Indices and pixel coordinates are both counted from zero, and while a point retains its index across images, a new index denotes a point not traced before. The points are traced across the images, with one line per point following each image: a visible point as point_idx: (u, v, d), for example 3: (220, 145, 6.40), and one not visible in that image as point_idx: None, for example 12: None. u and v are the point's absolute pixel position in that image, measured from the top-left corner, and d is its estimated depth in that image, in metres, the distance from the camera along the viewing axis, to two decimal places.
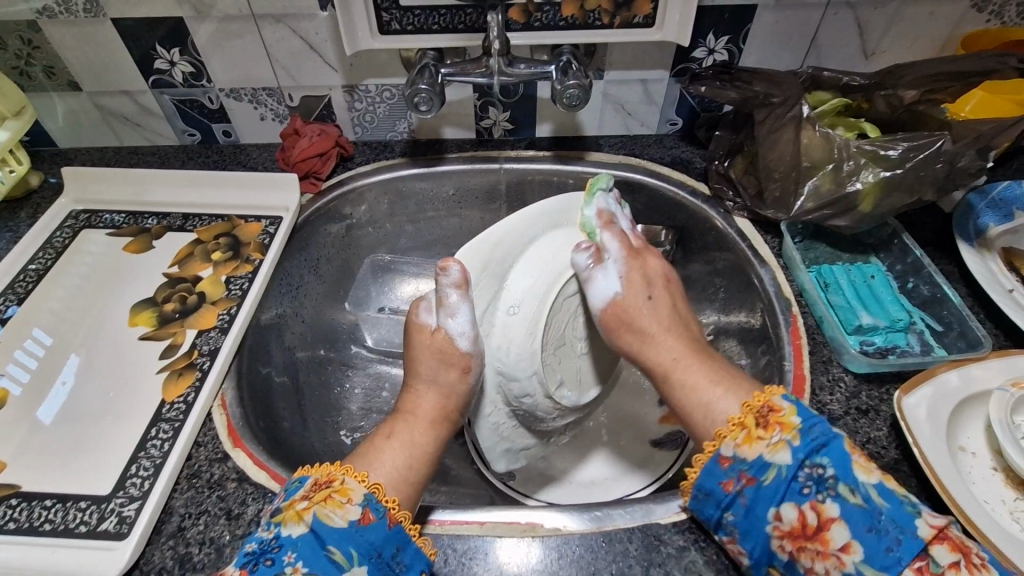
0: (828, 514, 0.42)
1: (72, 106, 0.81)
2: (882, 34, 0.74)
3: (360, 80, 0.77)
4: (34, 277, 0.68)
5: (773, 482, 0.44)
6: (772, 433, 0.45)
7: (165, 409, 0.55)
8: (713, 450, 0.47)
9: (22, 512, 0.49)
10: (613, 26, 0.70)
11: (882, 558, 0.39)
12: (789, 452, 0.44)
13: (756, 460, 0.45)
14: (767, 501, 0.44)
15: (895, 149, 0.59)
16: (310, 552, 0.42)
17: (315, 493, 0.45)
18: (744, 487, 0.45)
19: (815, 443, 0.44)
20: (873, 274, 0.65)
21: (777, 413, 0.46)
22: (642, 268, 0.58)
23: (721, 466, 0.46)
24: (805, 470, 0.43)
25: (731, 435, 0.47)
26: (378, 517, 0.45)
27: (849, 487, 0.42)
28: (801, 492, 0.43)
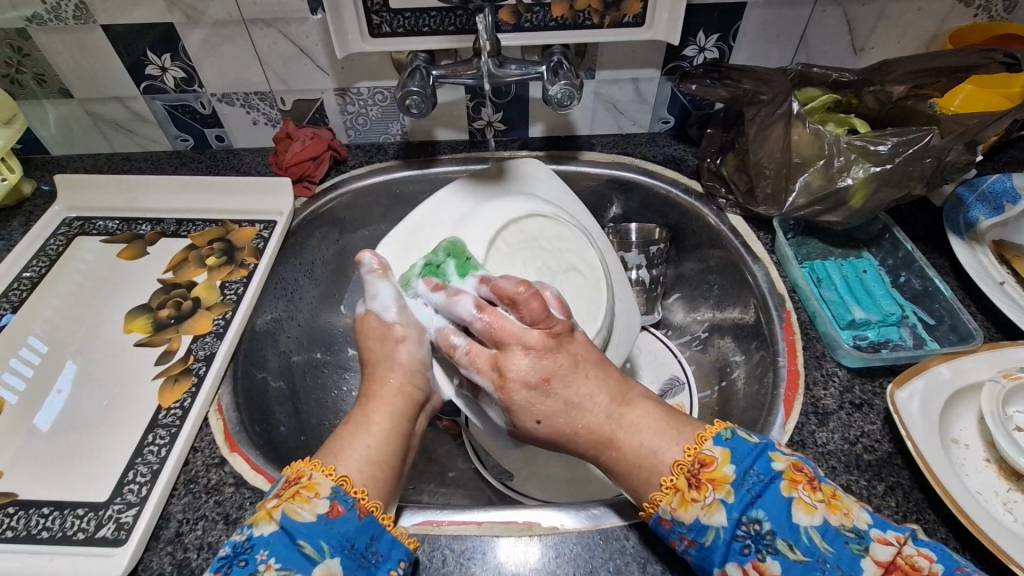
0: (770, 570, 0.41)
1: (64, 113, 0.81)
2: (870, 30, 0.75)
3: (351, 83, 0.78)
4: (28, 286, 0.68)
5: (713, 543, 0.42)
6: (705, 493, 0.43)
7: (162, 415, 0.55)
8: (652, 513, 0.45)
9: (20, 520, 0.49)
10: (603, 26, 0.71)
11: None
12: (724, 511, 0.42)
13: (693, 523, 0.43)
14: (711, 562, 0.43)
15: (885, 144, 0.59)
16: (281, 549, 0.42)
17: (284, 491, 0.45)
18: (689, 548, 0.44)
19: (749, 495, 0.43)
20: (865, 269, 0.65)
21: (708, 469, 0.44)
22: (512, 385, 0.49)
23: (663, 528, 0.45)
24: (743, 527, 0.42)
25: (664, 500, 0.44)
26: (347, 508, 0.45)
27: (791, 537, 0.41)
28: (743, 551, 0.42)
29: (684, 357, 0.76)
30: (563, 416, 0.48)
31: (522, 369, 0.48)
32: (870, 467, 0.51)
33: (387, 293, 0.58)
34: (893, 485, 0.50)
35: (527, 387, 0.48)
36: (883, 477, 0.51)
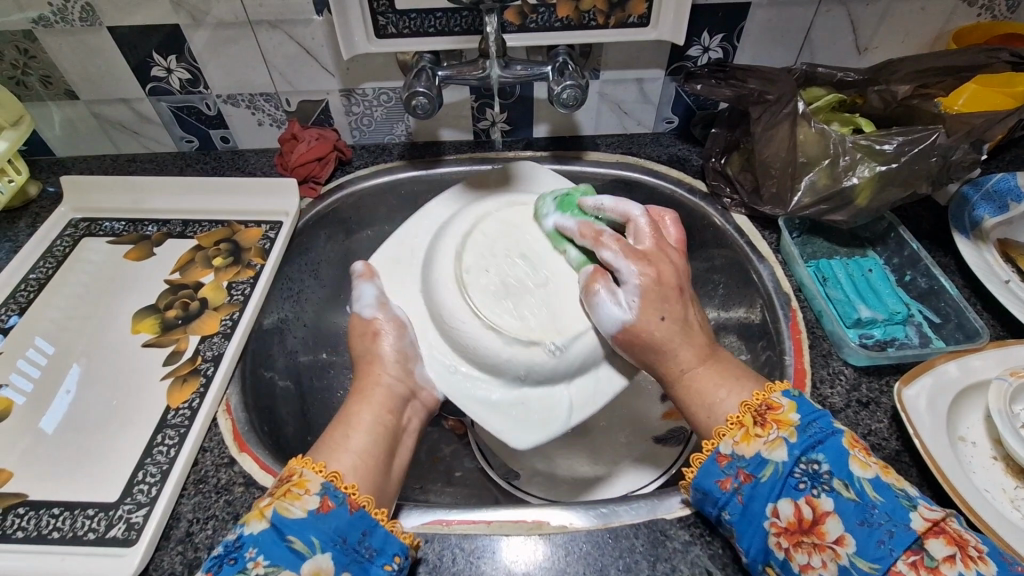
0: (824, 507, 0.42)
1: (69, 115, 0.81)
2: (874, 30, 0.75)
3: (357, 84, 0.78)
4: (35, 287, 0.68)
5: (769, 479, 0.44)
6: (769, 430, 0.46)
7: (171, 415, 0.56)
8: (711, 448, 0.47)
9: (31, 521, 0.49)
10: (608, 26, 0.71)
11: (878, 550, 0.40)
12: (786, 448, 0.45)
13: (753, 457, 0.45)
14: (762, 498, 0.44)
15: (891, 143, 0.59)
16: (270, 545, 0.42)
17: (276, 489, 0.45)
18: (741, 485, 0.45)
19: (812, 439, 0.45)
20: (871, 267, 0.65)
21: (775, 411, 0.47)
22: (657, 277, 0.53)
23: (718, 464, 0.47)
24: (801, 466, 0.44)
25: (729, 434, 0.47)
26: (338, 503, 0.45)
27: (846, 480, 0.43)
28: (798, 487, 0.43)
29: None
30: (681, 327, 0.53)
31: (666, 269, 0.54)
32: None
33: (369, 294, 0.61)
34: None
35: (664, 287, 0.53)
36: None
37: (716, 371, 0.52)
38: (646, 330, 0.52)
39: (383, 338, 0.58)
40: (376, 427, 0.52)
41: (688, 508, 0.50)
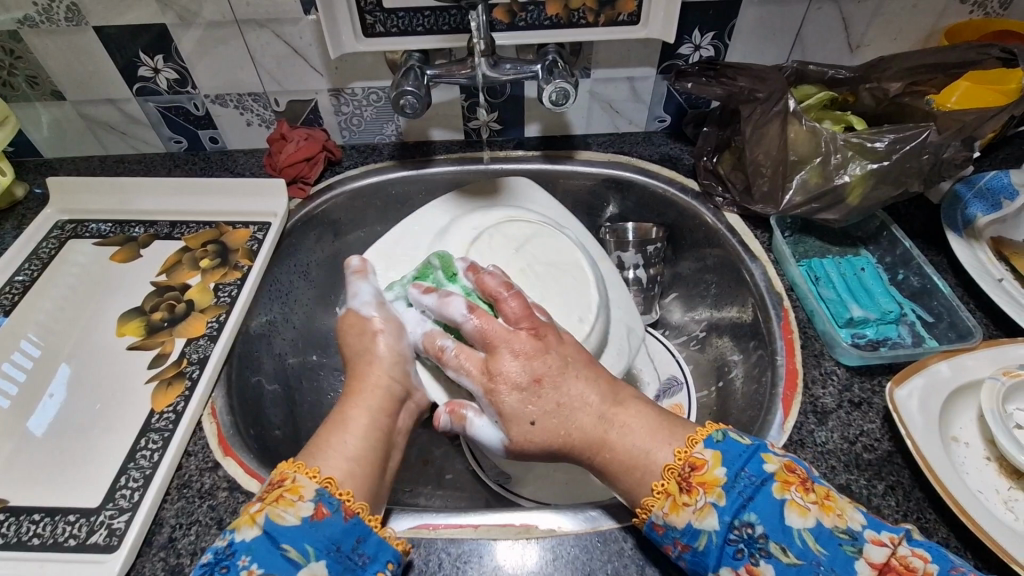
0: (764, 572, 0.40)
1: (56, 116, 0.80)
2: (865, 27, 0.75)
3: (346, 84, 0.77)
4: (19, 290, 0.67)
5: (706, 548, 0.42)
6: (695, 497, 0.43)
7: (154, 420, 0.55)
8: (645, 518, 0.45)
9: (10, 527, 0.48)
10: (598, 24, 0.70)
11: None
12: (716, 516, 0.42)
13: (686, 527, 0.43)
14: (705, 567, 0.42)
15: (882, 141, 0.59)
16: (263, 553, 0.41)
17: (266, 495, 0.45)
18: (682, 553, 0.44)
19: (742, 497, 0.42)
20: (863, 266, 0.64)
21: (698, 473, 0.44)
22: (497, 384, 0.49)
23: (656, 532, 0.45)
24: (735, 531, 0.42)
25: (657, 506, 0.44)
26: (332, 510, 0.44)
27: (785, 540, 0.41)
28: (736, 556, 0.41)
29: (682, 357, 0.76)
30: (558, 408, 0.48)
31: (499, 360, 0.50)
32: (869, 466, 0.51)
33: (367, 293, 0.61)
34: (893, 484, 0.50)
35: (517, 390, 0.49)
36: (882, 476, 0.50)
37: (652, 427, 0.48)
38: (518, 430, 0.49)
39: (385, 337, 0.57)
40: (368, 430, 0.51)
41: None
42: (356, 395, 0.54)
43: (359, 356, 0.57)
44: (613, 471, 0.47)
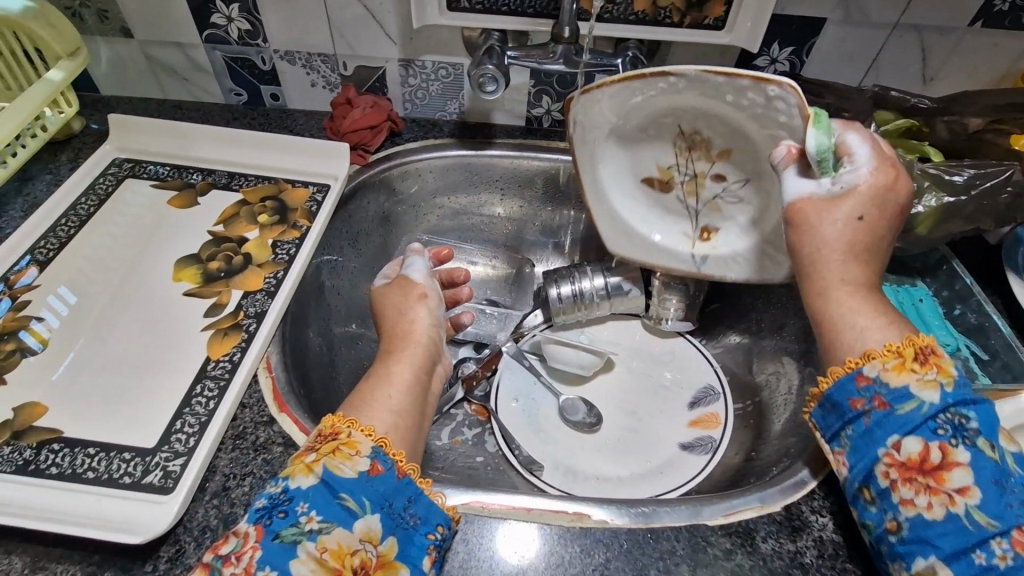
0: (958, 457, 0.40)
1: (120, 54, 0.79)
2: (943, 61, 0.75)
3: (417, 55, 0.77)
4: (76, 223, 0.67)
5: (909, 413, 0.41)
6: (928, 370, 0.42)
7: (210, 367, 0.55)
8: (853, 367, 0.44)
9: (65, 458, 0.48)
10: (682, 26, 0.70)
11: (1002, 511, 0.38)
12: (939, 392, 0.41)
13: (899, 389, 0.42)
14: (895, 428, 0.41)
15: (961, 175, 0.60)
16: (322, 502, 0.40)
17: (321, 445, 0.43)
18: (873, 410, 0.43)
19: (968, 395, 0.41)
20: (921, 298, 0.65)
21: (937, 358, 0.43)
22: (890, 184, 0.48)
23: (855, 385, 0.44)
24: (948, 414, 0.41)
25: (881, 358, 0.43)
26: (387, 467, 0.43)
27: (994, 444, 0.40)
28: (936, 431, 0.41)
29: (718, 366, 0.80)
30: (868, 238, 0.48)
31: (906, 187, 0.49)
32: None
33: (421, 263, 0.62)
34: None
35: (892, 197, 0.48)
36: None
37: (867, 301, 0.46)
38: (829, 215, 0.48)
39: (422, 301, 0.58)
40: (410, 385, 0.50)
41: (731, 516, 0.50)
42: (397, 352, 0.53)
43: (396, 317, 0.56)
44: (840, 301, 0.47)
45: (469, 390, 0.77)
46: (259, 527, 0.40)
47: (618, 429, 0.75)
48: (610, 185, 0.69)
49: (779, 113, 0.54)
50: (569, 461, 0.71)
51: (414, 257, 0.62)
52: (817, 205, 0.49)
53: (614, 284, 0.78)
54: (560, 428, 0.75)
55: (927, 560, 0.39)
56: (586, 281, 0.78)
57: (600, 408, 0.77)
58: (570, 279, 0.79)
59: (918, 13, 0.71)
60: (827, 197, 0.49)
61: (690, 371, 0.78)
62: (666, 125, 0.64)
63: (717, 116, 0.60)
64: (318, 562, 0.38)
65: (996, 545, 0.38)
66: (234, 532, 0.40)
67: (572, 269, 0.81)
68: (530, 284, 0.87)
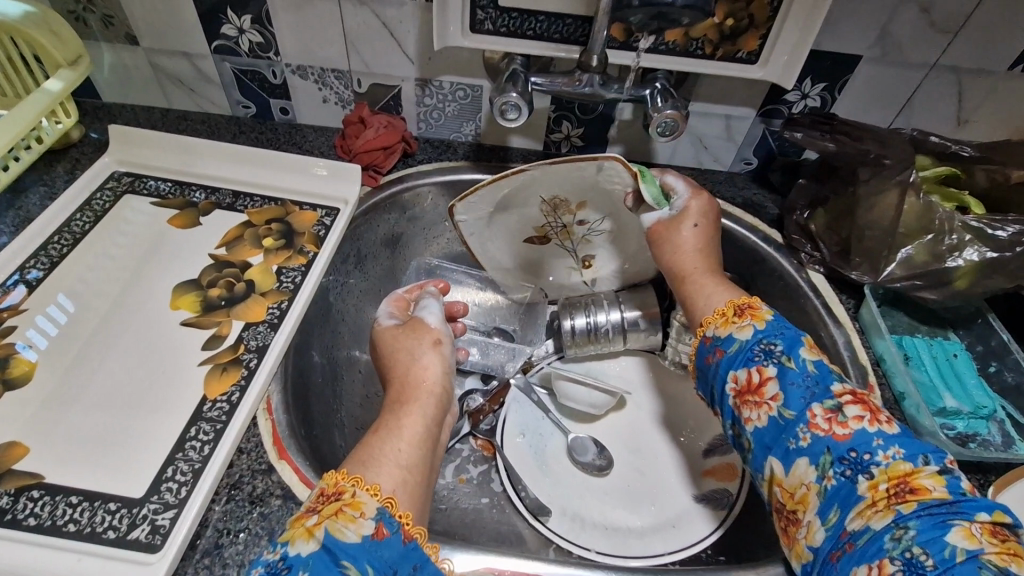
0: (768, 373, 0.49)
1: (124, 60, 0.76)
2: (979, 102, 0.72)
3: (435, 75, 0.74)
4: (69, 241, 0.63)
5: (737, 351, 0.51)
6: (744, 318, 0.52)
7: (207, 408, 0.51)
8: (702, 333, 0.55)
9: (45, 508, 0.44)
10: (714, 58, 0.67)
11: (799, 404, 0.47)
12: (752, 330, 0.51)
13: (727, 337, 0.52)
14: (729, 366, 0.51)
15: (1004, 230, 0.57)
16: (324, 570, 0.36)
17: (323, 506, 0.40)
18: (717, 359, 0.52)
19: (776, 328, 0.51)
20: (955, 352, 0.62)
21: (753, 308, 0.53)
22: (706, 203, 0.63)
23: (704, 344, 0.54)
24: (761, 345, 0.50)
25: (716, 321, 0.53)
26: (392, 531, 0.39)
27: (795, 357, 0.49)
28: (753, 359, 0.50)
29: None
30: (707, 241, 0.61)
31: (716, 201, 0.64)
32: None
33: (437, 307, 0.59)
34: None
35: (710, 211, 0.63)
36: None
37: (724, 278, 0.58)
38: (675, 229, 0.62)
39: (435, 348, 0.54)
40: (422, 438, 0.47)
41: None
42: (410, 403, 0.49)
43: (406, 364, 0.53)
44: (694, 284, 0.58)
45: (473, 423, 0.73)
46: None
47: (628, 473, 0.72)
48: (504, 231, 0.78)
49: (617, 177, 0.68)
50: (575, 506, 0.68)
51: (428, 300, 0.60)
52: (665, 227, 0.63)
53: (631, 317, 0.75)
54: (568, 469, 0.72)
55: (768, 463, 0.48)
56: (602, 314, 0.75)
57: (611, 451, 0.73)
58: (585, 310, 0.76)
59: (957, 54, 0.68)
60: (671, 218, 0.63)
61: (705, 418, 0.75)
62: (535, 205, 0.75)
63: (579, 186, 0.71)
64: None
65: (802, 432, 0.46)
66: None
67: (587, 301, 0.77)
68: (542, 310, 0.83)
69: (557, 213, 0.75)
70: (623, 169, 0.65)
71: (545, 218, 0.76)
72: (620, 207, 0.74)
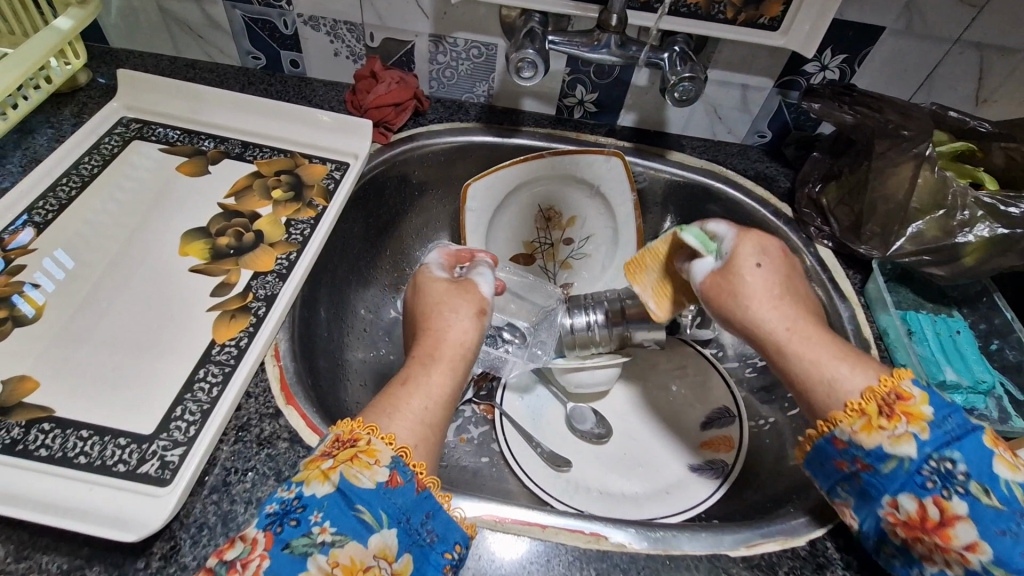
0: (955, 511, 0.41)
1: (133, 3, 0.74)
2: (1000, 82, 0.71)
3: (449, 32, 0.72)
4: (78, 184, 0.63)
5: (893, 472, 0.43)
6: (896, 424, 0.43)
7: (215, 351, 0.51)
8: (827, 430, 0.46)
9: (55, 440, 0.45)
10: (735, 22, 0.66)
11: (1019, 560, 0.39)
12: (915, 444, 0.43)
13: (874, 449, 0.44)
14: (883, 489, 0.44)
15: (1018, 207, 0.56)
16: (338, 513, 0.37)
17: (339, 451, 0.40)
18: (859, 471, 0.45)
19: (948, 437, 0.42)
20: (959, 329, 0.62)
21: (905, 403, 0.44)
22: (758, 242, 0.53)
23: (837, 446, 0.46)
24: (931, 464, 0.42)
25: (846, 421, 0.45)
26: (406, 480, 0.40)
27: (991, 488, 0.41)
28: (925, 486, 0.42)
29: (734, 383, 0.77)
30: (780, 283, 0.52)
31: (767, 237, 0.54)
32: None
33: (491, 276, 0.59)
34: None
35: (767, 250, 0.53)
36: None
37: (827, 339, 0.49)
38: (735, 281, 0.52)
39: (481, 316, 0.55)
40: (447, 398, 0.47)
41: (754, 548, 0.47)
42: (440, 359, 0.50)
43: (444, 322, 0.53)
44: (800, 364, 0.48)
45: (476, 390, 0.76)
46: (267, 537, 0.36)
47: (625, 439, 0.73)
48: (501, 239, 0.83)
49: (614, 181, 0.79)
50: (572, 470, 0.69)
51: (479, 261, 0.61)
52: (723, 284, 0.52)
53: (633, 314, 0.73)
54: (565, 433, 0.74)
55: None
56: (602, 313, 0.72)
57: (609, 419, 0.75)
58: (586, 310, 0.74)
59: (983, 29, 0.67)
60: (724, 270, 0.53)
61: (707, 392, 0.76)
62: (531, 211, 0.83)
63: (575, 190, 0.81)
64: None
65: None
66: (241, 537, 0.37)
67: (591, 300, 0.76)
68: (552, 302, 0.79)
69: (547, 228, 0.84)
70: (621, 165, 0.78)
71: (537, 233, 0.84)
72: (609, 215, 0.82)
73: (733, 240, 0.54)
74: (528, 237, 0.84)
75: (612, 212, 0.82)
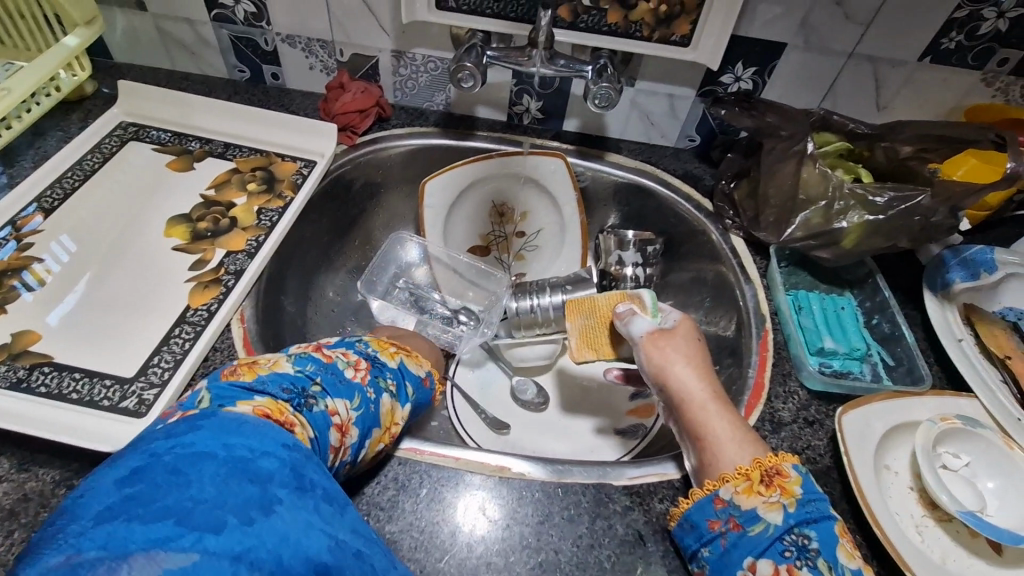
0: None
1: (134, 24, 0.85)
2: (895, 91, 0.80)
3: (408, 47, 0.82)
4: (81, 177, 0.73)
5: (758, 535, 0.44)
6: (772, 492, 0.45)
7: (189, 313, 0.61)
8: (712, 489, 0.47)
9: (53, 379, 0.54)
10: (651, 40, 0.76)
11: None
12: (783, 514, 0.44)
13: (748, 511, 0.45)
14: (745, 551, 0.44)
15: (883, 197, 0.65)
16: (401, 377, 0.53)
17: (401, 345, 0.57)
18: (728, 531, 0.45)
19: (810, 514, 0.44)
20: (844, 306, 0.71)
21: (783, 477, 0.46)
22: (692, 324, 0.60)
23: (713, 505, 0.47)
24: (791, 535, 0.43)
25: (732, 482, 0.46)
26: (427, 387, 0.58)
27: (835, 567, 0.42)
28: (782, 553, 0.43)
29: None
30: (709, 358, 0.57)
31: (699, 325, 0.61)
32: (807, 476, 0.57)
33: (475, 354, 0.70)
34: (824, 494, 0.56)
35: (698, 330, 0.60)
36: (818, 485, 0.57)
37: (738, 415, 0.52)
38: (673, 340, 0.56)
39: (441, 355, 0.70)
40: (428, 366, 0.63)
41: (635, 479, 0.55)
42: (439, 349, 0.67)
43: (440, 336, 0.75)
44: (714, 425, 0.50)
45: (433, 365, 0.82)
46: (368, 362, 0.51)
47: (563, 409, 0.81)
48: (456, 233, 0.92)
49: (556, 180, 0.88)
50: (511, 433, 0.78)
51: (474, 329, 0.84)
52: (665, 340, 0.56)
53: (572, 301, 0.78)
54: (508, 403, 0.82)
55: None
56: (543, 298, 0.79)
57: (548, 392, 0.83)
58: (530, 295, 0.81)
59: (872, 45, 0.76)
60: (666, 330, 0.57)
61: None
62: (485, 206, 0.92)
63: (523, 189, 0.91)
64: (390, 411, 0.51)
65: None
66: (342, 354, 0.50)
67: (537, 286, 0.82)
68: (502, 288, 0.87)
69: (501, 222, 0.93)
70: (559, 164, 0.87)
71: (491, 227, 0.93)
72: (554, 212, 0.91)
73: (678, 315, 0.60)
74: (483, 232, 0.93)
75: (557, 208, 0.90)
